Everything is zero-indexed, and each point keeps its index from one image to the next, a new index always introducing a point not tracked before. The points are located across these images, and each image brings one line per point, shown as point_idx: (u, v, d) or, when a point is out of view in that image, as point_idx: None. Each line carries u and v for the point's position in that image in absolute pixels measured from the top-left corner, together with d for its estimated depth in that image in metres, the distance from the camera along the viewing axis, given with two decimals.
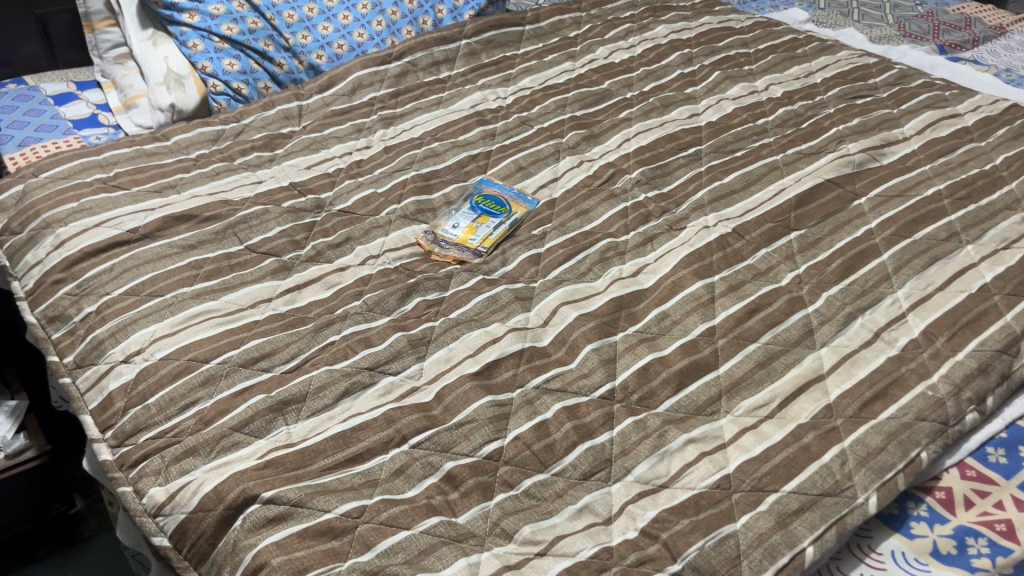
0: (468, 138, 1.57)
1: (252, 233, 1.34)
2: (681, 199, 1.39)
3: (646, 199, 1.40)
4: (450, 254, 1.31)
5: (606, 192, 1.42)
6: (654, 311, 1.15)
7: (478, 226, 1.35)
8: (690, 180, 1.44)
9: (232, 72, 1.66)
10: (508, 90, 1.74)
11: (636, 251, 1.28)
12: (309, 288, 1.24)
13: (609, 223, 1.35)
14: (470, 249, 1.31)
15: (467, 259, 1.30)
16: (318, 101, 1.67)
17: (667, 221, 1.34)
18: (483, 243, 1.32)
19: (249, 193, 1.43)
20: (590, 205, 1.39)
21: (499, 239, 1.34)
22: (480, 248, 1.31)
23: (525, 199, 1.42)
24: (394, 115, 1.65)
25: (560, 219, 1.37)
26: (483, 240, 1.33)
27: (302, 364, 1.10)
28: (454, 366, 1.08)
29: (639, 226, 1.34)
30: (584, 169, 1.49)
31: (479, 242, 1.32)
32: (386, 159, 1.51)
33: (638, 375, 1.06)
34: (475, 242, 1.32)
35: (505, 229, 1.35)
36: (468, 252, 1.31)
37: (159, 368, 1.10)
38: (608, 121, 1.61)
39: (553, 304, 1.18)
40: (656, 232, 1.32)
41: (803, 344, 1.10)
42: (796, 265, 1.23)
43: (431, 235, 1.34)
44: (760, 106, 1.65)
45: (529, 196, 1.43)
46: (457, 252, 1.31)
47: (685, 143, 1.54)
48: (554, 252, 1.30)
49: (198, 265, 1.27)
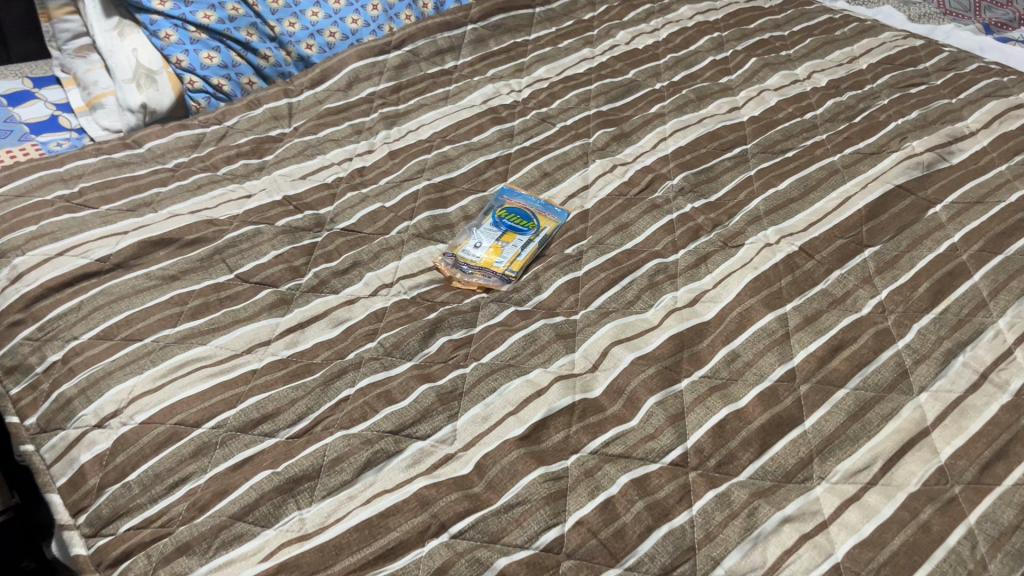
0: (483, 140, 1.39)
1: (243, 259, 1.16)
2: (732, 210, 1.23)
3: (693, 210, 1.23)
4: (474, 281, 1.14)
5: (646, 201, 1.25)
6: (722, 352, 0.99)
7: (503, 246, 1.18)
8: (740, 187, 1.27)
9: (210, 66, 1.47)
10: (522, 82, 1.56)
11: (689, 275, 1.12)
12: (313, 326, 1.07)
13: (653, 241, 1.18)
14: (496, 274, 1.14)
15: (494, 287, 1.13)
16: (310, 97, 1.48)
17: (721, 237, 1.17)
18: (511, 266, 1.15)
19: (237, 209, 1.24)
20: (630, 218, 1.22)
21: (528, 260, 1.17)
22: (508, 273, 1.14)
23: (554, 211, 1.25)
24: (397, 113, 1.47)
25: (596, 235, 1.20)
26: (511, 263, 1.15)
27: (312, 426, 0.92)
28: (493, 426, 0.91)
29: (688, 244, 1.17)
30: (618, 174, 1.31)
31: (507, 265, 1.15)
32: (393, 168, 1.33)
33: (713, 435, 0.89)
34: (503, 266, 1.14)
35: (534, 249, 1.18)
36: (494, 278, 1.14)
37: (140, 435, 0.92)
38: (638, 118, 1.44)
39: (602, 343, 1.01)
40: (710, 252, 1.15)
41: (898, 389, 0.95)
42: (876, 289, 1.07)
43: (450, 258, 1.16)
44: (806, 97, 1.48)
45: (557, 207, 1.25)
46: (482, 278, 1.14)
47: (728, 142, 1.37)
48: (595, 277, 1.13)
49: (181, 300, 1.09)
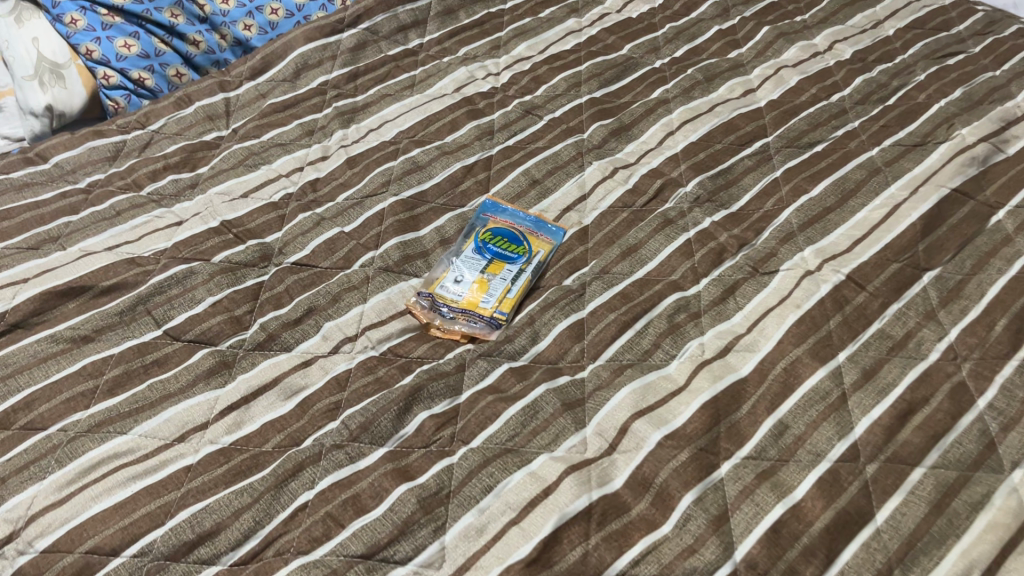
0: (459, 140, 1.18)
1: (173, 310, 0.95)
2: (759, 224, 1.03)
3: (713, 226, 1.03)
4: (457, 328, 0.94)
5: (656, 216, 1.05)
6: (767, 424, 0.80)
7: (489, 281, 0.98)
8: (765, 193, 1.08)
9: (128, 56, 1.22)
10: (500, 63, 1.33)
11: (715, 313, 0.93)
12: (261, 399, 0.86)
13: (669, 268, 0.99)
14: (483, 318, 0.94)
15: (481, 335, 0.94)
16: (251, 90, 1.25)
17: (750, 263, 0.98)
18: (500, 307, 0.95)
19: (165, 242, 1.03)
20: (638, 239, 1.03)
21: (520, 297, 0.98)
22: (498, 316, 0.94)
23: (546, 231, 1.05)
24: (354, 107, 1.24)
25: (599, 261, 1.01)
26: (500, 302, 0.96)
27: (262, 549, 0.73)
28: (492, 542, 0.72)
29: (711, 272, 0.98)
30: (620, 180, 1.11)
31: (495, 306, 0.95)
32: (353, 179, 1.12)
33: (767, 544, 0.71)
34: (490, 308, 0.95)
35: (527, 282, 0.99)
36: (480, 324, 0.94)
37: (42, 570, 0.72)
38: (638, 107, 1.23)
39: (620, 415, 0.82)
40: (737, 283, 0.96)
41: (987, 466, 0.76)
42: (943, 329, 0.88)
43: (426, 297, 0.96)
44: (829, 75, 1.28)
45: (550, 225, 1.06)
46: (466, 325, 0.95)
47: (745, 135, 1.17)
48: (602, 320, 0.93)
49: (95, 371, 0.88)
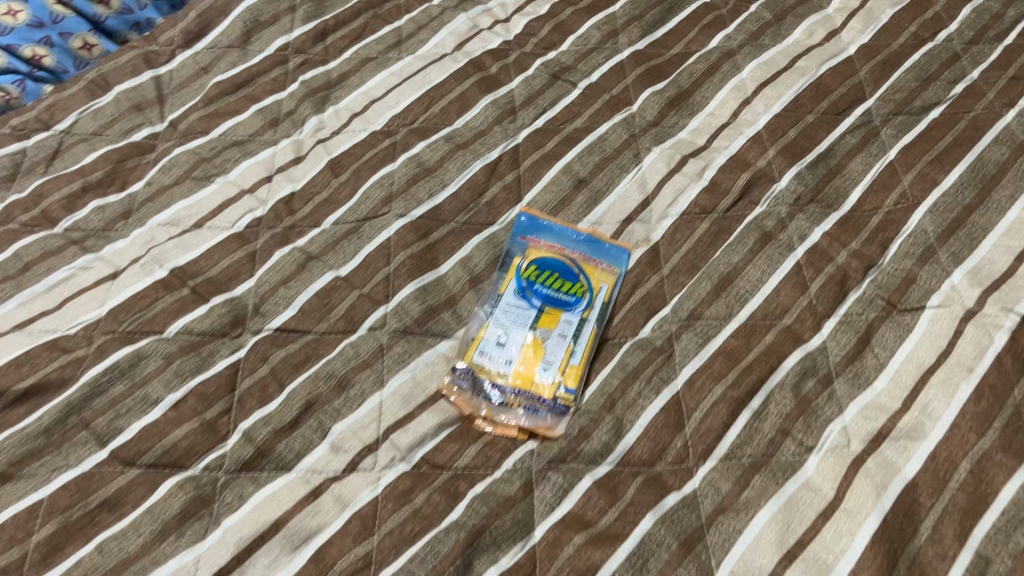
0: (472, 124, 0.90)
1: (121, 419, 0.69)
2: (883, 234, 0.79)
3: (824, 240, 0.79)
4: (518, 418, 0.70)
5: (748, 229, 0.81)
6: (965, 563, 0.59)
7: (544, 340, 0.74)
8: (881, 187, 0.83)
9: (15, 28, 0.92)
10: (509, 3, 1.04)
11: (853, 379, 0.70)
12: (259, 557, 0.62)
13: (778, 308, 0.75)
14: (543, 401, 0.71)
15: (548, 427, 0.70)
16: (188, 63, 0.95)
17: (883, 297, 0.75)
18: (564, 380, 0.72)
19: (97, 309, 0.75)
20: (730, 265, 0.78)
21: (588, 361, 0.73)
22: (563, 396, 0.71)
23: (607, 255, 0.80)
24: (328, 79, 0.95)
25: (684, 300, 0.77)
26: (563, 373, 0.72)
27: None
28: None
29: (834, 313, 0.75)
30: (692, 174, 0.85)
31: (557, 381, 0.71)
32: (340, 192, 0.84)
33: None
34: (551, 385, 0.71)
35: (593, 337, 0.75)
36: (540, 410, 0.71)
37: None
38: (697, 63, 0.95)
39: (764, 561, 0.60)
40: (871, 328, 0.73)
41: None
42: None
43: (463, 374, 0.72)
44: (927, 4, 1.01)
45: (610, 245, 0.81)
46: (523, 416, 0.71)
47: (841, 100, 0.91)
48: (705, 398, 0.70)
49: (19, 531, 0.63)
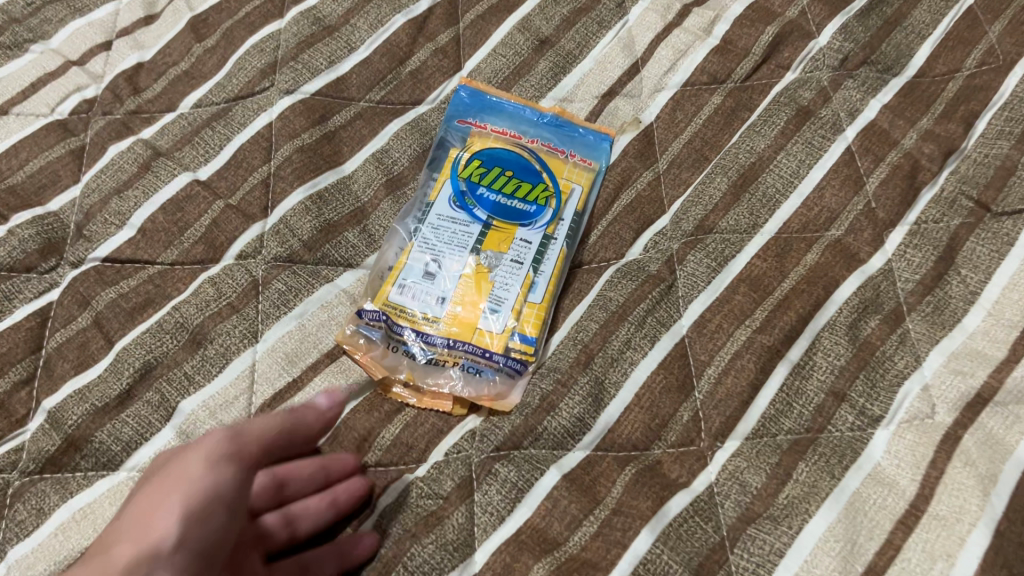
0: None
1: None
2: (968, 105, 0.56)
3: (883, 117, 0.57)
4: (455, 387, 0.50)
5: (776, 103, 0.58)
6: None
7: (492, 268, 0.52)
8: (959, 40, 0.60)
9: None
10: None
11: (936, 317, 0.49)
12: None
13: (822, 215, 0.53)
14: (491, 356, 0.50)
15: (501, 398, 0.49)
16: None
17: (970, 196, 0.52)
18: (519, 326, 0.51)
19: None
20: (752, 155, 0.56)
21: (553, 298, 0.52)
22: (519, 349, 0.50)
23: (580, 145, 0.58)
24: None
25: (687, 205, 0.55)
26: (519, 315, 0.51)
27: None
28: None
29: (902, 220, 0.52)
30: (697, 29, 0.62)
31: (510, 327, 0.51)
32: (205, 63, 0.60)
33: None
34: (501, 334, 0.51)
35: (561, 261, 0.53)
36: (488, 370, 0.50)
37: None
38: None
39: None
40: (956, 241, 0.51)
41: None
42: None
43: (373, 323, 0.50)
44: None
45: (584, 129, 0.59)
46: (459, 382, 0.50)
47: None
48: (723, 348, 0.48)
49: None
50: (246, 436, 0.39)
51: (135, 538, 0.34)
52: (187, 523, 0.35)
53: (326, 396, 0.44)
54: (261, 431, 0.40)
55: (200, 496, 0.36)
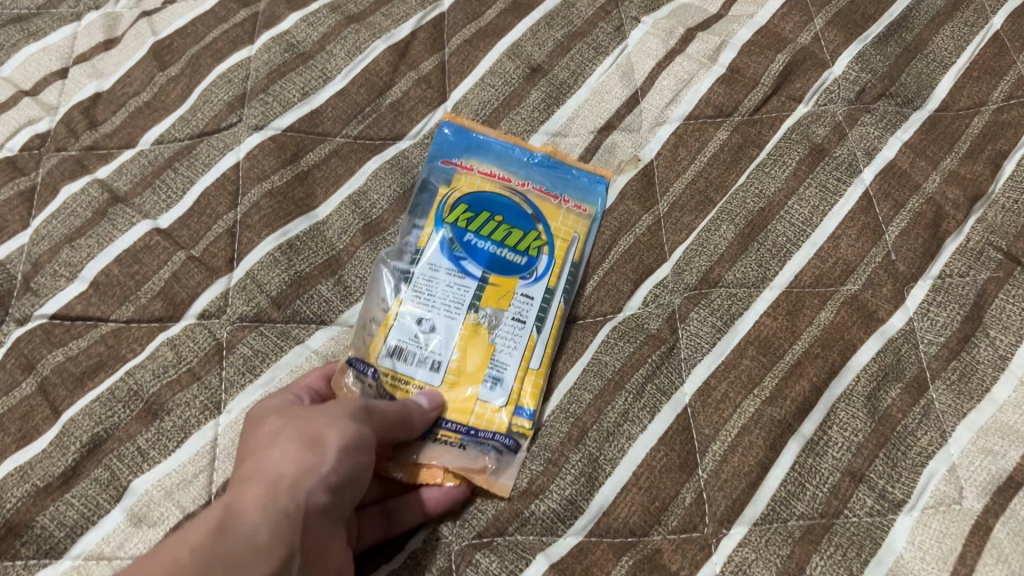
0: None
1: None
2: (994, 143, 0.52)
3: (904, 156, 0.52)
4: (433, 456, 0.45)
5: (788, 140, 0.53)
6: None
7: (492, 327, 0.48)
8: (985, 71, 0.55)
9: None
10: None
11: (963, 385, 0.44)
12: None
13: (838, 268, 0.49)
14: (487, 427, 0.46)
15: (490, 471, 0.44)
16: None
17: (998, 247, 0.48)
18: (518, 397, 0.46)
19: None
20: (762, 199, 0.51)
21: (553, 364, 0.48)
22: (519, 423, 0.46)
23: (576, 189, 0.53)
24: None
25: (692, 253, 0.50)
26: (519, 386, 0.47)
27: None
28: None
29: (924, 274, 0.48)
30: (700, 57, 0.57)
31: (510, 399, 0.46)
32: (167, 94, 0.55)
33: None
34: (500, 405, 0.46)
35: (559, 320, 0.49)
36: (484, 442, 0.45)
37: None
38: None
39: None
40: (984, 299, 0.47)
41: None
42: None
43: (362, 377, 0.46)
44: None
45: (580, 172, 0.54)
46: (440, 450, 0.45)
47: None
48: (729, 421, 0.44)
49: None
50: (376, 413, 0.40)
51: (271, 457, 0.37)
52: (340, 458, 0.37)
53: (427, 396, 0.45)
54: (384, 412, 0.41)
55: (353, 442, 0.38)
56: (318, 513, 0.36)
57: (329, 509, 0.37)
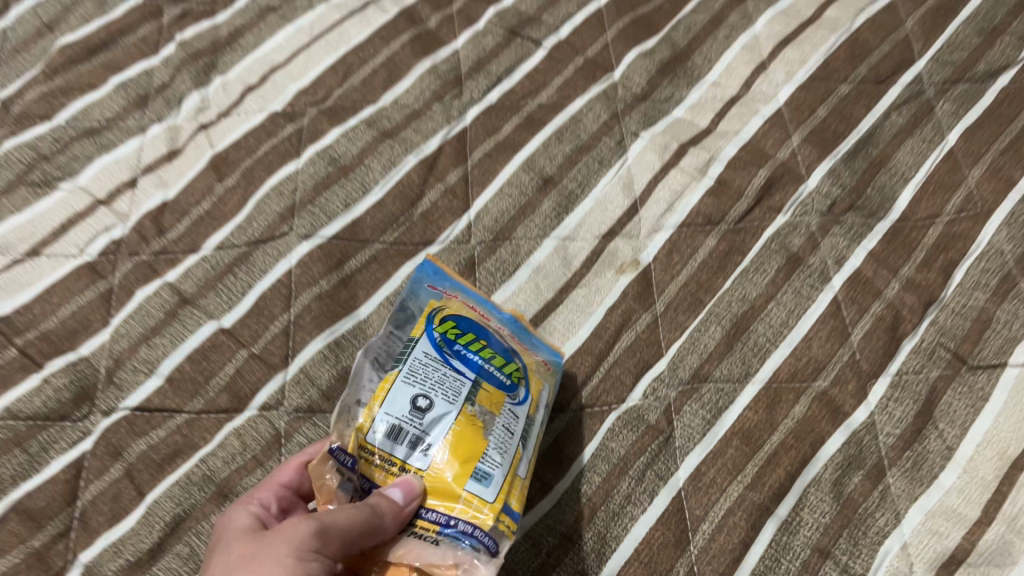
0: (404, 101, 0.68)
1: None
2: (946, 253, 0.60)
3: (869, 264, 0.60)
4: (406, 554, 0.43)
5: (768, 249, 0.61)
6: None
7: (486, 426, 0.46)
8: (940, 185, 0.63)
9: None
10: None
11: (915, 471, 0.52)
12: None
13: (810, 365, 0.56)
14: (469, 523, 0.44)
15: (471, 565, 0.43)
16: (27, 21, 0.71)
17: (948, 348, 0.57)
18: (505, 497, 0.46)
19: None
20: (746, 303, 0.59)
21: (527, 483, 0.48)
22: (505, 523, 0.45)
23: (541, 350, 0.55)
24: (214, 40, 0.72)
25: (685, 350, 0.58)
26: (507, 487, 0.46)
27: None
28: None
29: (884, 371, 0.56)
30: (692, 170, 0.65)
31: (499, 496, 0.45)
32: (226, 203, 0.63)
33: None
34: (491, 500, 0.45)
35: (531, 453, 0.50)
36: (466, 542, 0.43)
37: None
38: (696, 11, 0.73)
39: None
40: (935, 394, 0.55)
41: None
42: None
43: (342, 468, 0.44)
44: None
45: (540, 341, 0.56)
46: (418, 546, 0.43)
47: (883, 64, 0.70)
48: (716, 503, 0.52)
49: None
50: (328, 535, 0.39)
51: None
52: None
53: (403, 489, 0.43)
54: (343, 528, 0.40)
55: None
56: None
57: None
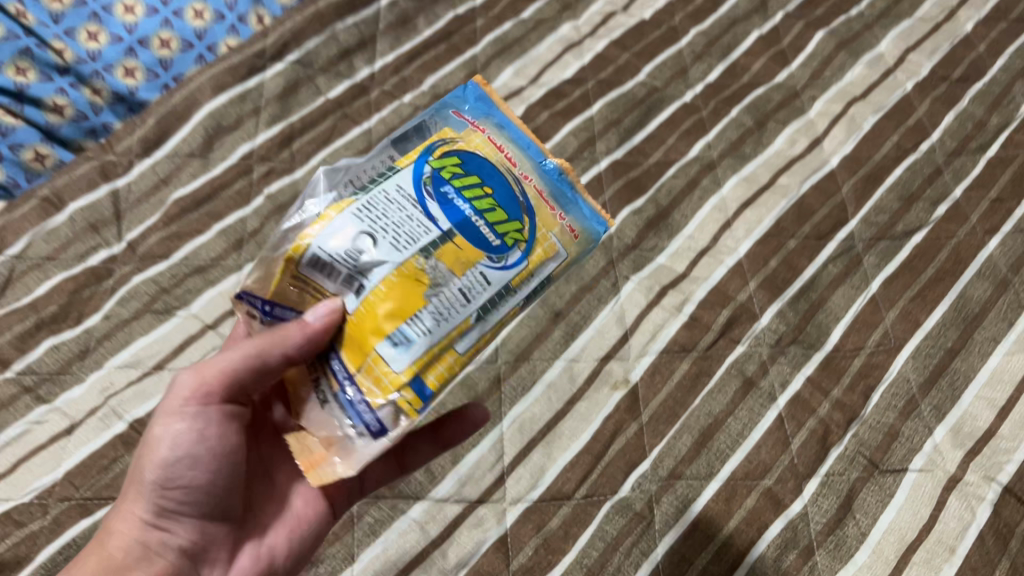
0: None
1: None
2: (865, 379, 0.78)
3: (807, 386, 0.78)
4: (313, 426, 0.52)
5: (729, 373, 0.79)
6: None
7: (432, 283, 0.49)
8: (864, 324, 0.82)
9: None
10: None
11: (835, 550, 0.70)
12: None
13: (759, 467, 0.74)
14: (366, 398, 0.49)
15: (352, 439, 0.50)
16: (147, 175, 0.89)
17: (865, 455, 0.74)
18: (421, 372, 0.48)
19: (52, 472, 0.72)
20: (711, 416, 0.76)
21: (466, 360, 0.50)
22: (407, 398, 0.48)
23: (579, 215, 0.56)
24: (295, 193, 0.90)
25: (664, 452, 0.75)
26: (425, 360, 0.48)
27: None
28: None
29: (816, 472, 0.73)
30: (671, 307, 0.83)
31: (410, 369, 0.48)
32: None
33: None
34: (401, 368, 0.48)
35: (479, 343, 0.50)
36: (358, 413, 0.49)
37: None
38: (676, 176, 0.92)
39: None
40: (853, 491, 0.72)
41: None
42: None
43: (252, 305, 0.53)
44: (910, 107, 0.99)
45: (585, 205, 0.56)
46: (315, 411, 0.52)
47: (823, 223, 0.89)
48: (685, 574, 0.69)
49: None
50: (206, 379, 0.54)
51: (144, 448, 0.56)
52: (165, 453, 0.54)
53: (318, 313, 0.49)
54: (232, 366, 0.53)
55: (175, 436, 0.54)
56: (169, 481, 0.54)
57: (184, 479, 0.55)
